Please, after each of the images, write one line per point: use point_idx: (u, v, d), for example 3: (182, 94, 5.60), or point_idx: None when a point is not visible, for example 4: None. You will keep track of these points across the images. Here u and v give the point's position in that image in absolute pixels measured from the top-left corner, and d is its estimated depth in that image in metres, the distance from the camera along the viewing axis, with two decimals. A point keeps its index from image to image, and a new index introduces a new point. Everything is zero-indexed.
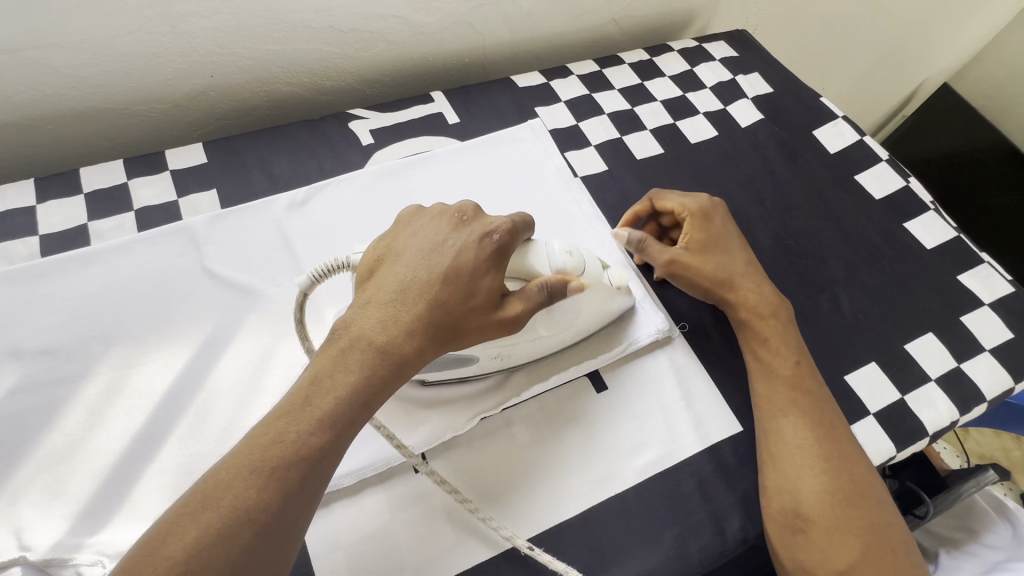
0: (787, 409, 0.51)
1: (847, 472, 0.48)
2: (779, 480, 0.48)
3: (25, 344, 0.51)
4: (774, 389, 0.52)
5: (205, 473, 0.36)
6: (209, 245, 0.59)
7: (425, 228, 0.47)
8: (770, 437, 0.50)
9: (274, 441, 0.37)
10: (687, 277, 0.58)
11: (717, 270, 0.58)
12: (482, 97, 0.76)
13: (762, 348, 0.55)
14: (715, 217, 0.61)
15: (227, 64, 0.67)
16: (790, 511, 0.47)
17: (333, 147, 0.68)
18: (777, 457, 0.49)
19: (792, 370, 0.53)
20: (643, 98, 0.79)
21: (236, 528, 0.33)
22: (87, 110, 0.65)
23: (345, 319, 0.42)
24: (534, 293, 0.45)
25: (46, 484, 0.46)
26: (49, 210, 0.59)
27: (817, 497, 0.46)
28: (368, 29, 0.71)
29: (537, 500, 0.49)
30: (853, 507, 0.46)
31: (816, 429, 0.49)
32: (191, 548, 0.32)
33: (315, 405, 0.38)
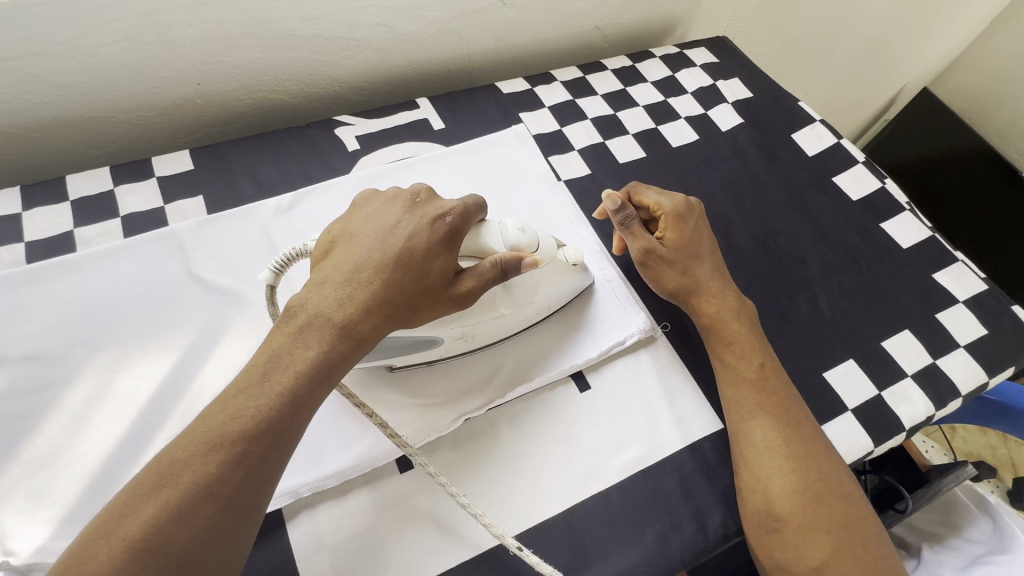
0: (754, 412, 0.52)
1: (816, 470, 0.48)
2: (752, 482, 0.49)
3: (10, 349, 0.51)
4: (741, 391, 0.53)
5: (158, 452, 0.36)
6: (195, 250, 0.59)
7: (374, 211, 0.49)
8: (740, 439, 0.51)
9: (234, 413, 0.38)
10: (657, 271, 0.59)
11: (682, 277, 0.59)
12: (467, 104, 0.77)
13: (728, 352, 0.56)
14: (691, 217, 0.60)
15: (213, 72, 0.68)
16: (764, 512, 0.48)
17: (319, 153, 0.69)
18: (747, 459, 0.50)
19: (757, 373, 0.54)
20: (626, 104, 0.80)
21: (197, 501, 0.35)
22: (73, 118, 0.65)
23: (299, 298, 0.44)
24: (486, 271, 0.48)
25: (29, 490, 0.46)
26: (36, 217, 0.60)
27: (787, 496, 0.47)
28: (354, 38, 0.72)
29: (520, 499, 0.50)
30: (823, 504, 0.47)
31: (782, 429, 0.50)
32: (149, 524, 0.33)
33: (275, 380, 0.40)
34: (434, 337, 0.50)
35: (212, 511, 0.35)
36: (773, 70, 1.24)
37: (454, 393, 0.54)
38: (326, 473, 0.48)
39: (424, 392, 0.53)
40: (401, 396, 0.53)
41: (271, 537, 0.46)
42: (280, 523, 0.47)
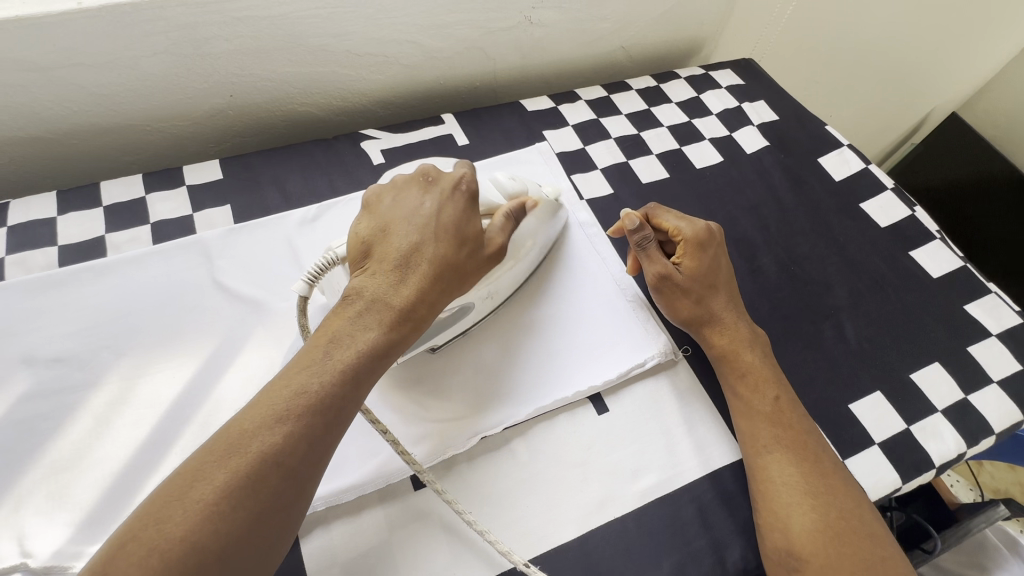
0: (771, 446, 0.50)
1: (837, 506, 0.47)
2: (770, 520, 0.48)
3: (38, 351, 0.52)
4: (755, 420, 0.52)
5: (226, 424, 0.38)
6: (221, 259, 0.60)
7: (400, 196, 0.49)
8: (758, 475, 0.50)
9: (297, 385, 0.39)
10: (672, 295, 0.58)
11: (696, 302, 0.58)
12: (492, 120, 0.77)
13: (742, 384, 0.54)
14: (711, 244, 0.59)
15: (246, 85, 0.70)
16: (784, 550, 0.46)
17: (345, 166, 0.70)
18: (764, 490, 0.49)
19: (772, 407, 0.52)
20: (650, 124, 0.80)
21: (264, 470, 0.36)
22: (109, 125, 0.67)
23: (356, 285, 0.45)
24: (502, 221, 0.51)
25: (50, 492, 0.46)
26: (69, 222, 0.61)
27: (809, 535, 0.45)
28: (383, 54, 0.74)
29: (533, 524, 0.49)
30: (847, 542, 0.45)
31: (801, 461, 0.49)
32: (222, 489, 0.35)
33: (336, 358, 0.41)
34: (466, 302, 0.52)
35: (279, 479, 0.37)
36: (798, 92, 1.23)
37: (470, 410, 0.53)
38: (340, 488, 0.48)
39: (440, 409, 0.53)
40: (415, 412, 0.53)
41: None
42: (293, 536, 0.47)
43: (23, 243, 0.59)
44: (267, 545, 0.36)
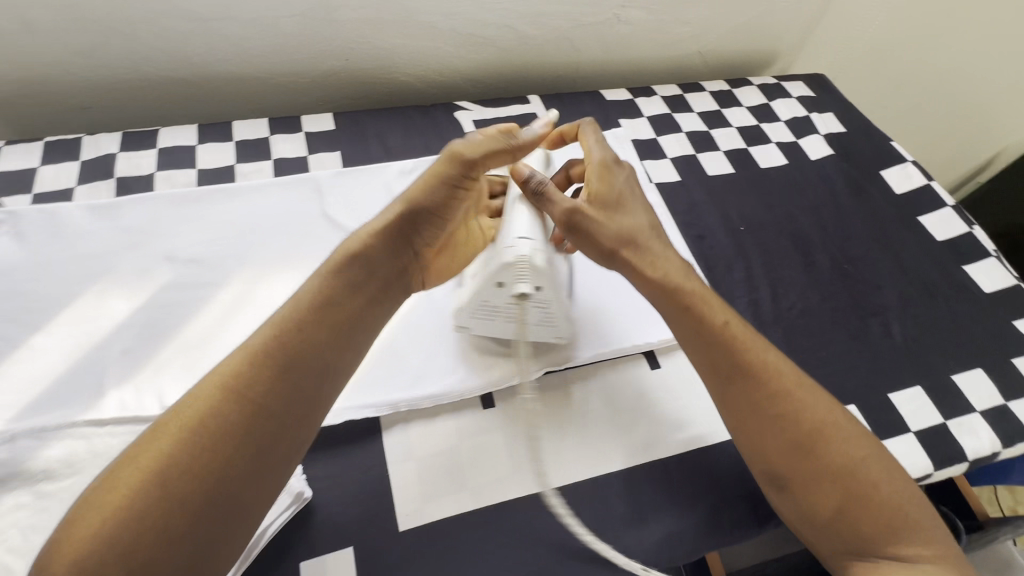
0: (733, 376, 0.50)
1: (806, 419, 0.48)
2: (755, 449, 0.49)
3: (178, 251, 0.62)
4: (717, 352, 0.50)
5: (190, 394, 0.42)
6: (331, 195, 0.68)
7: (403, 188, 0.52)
8: (730, 409, 0.50)
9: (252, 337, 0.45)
10: (589, 234, 0.51)
11: (615, 237, 0.52)
12: (573, 105, 0.84)
13: (690, 317, 0.51)
14: (612, 168, 0.54)
15: (361, 51, 0.79)
16: (771, 473, 0.48)
17: (440, 130, 0.78)
18: (739, 423, 0.50)
19: (726, 330, 0.50)
20: (720, 123, 0.85)
21: (215, 432, 0.40)
22: (241, 75, 0.77)
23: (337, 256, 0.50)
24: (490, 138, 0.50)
25: (184, 363, 0.55)
26: (207, 150, 0.71)
27: (789, 457, 0.47)
28: (483, 36, 0.82)
29: (584, 452, 0.55)
30: (819, 452, 0.47)
31: (766, 384, 0.49)
32: (169, 453, 0.38)
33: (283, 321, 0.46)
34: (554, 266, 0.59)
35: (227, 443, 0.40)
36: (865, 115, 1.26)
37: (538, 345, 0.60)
38: (421, 395, 0.55)
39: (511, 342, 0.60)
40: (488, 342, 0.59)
41: (370, 440, 0.53)
42: (378, 429, 0.54)
43: (170, 163, 0.69)
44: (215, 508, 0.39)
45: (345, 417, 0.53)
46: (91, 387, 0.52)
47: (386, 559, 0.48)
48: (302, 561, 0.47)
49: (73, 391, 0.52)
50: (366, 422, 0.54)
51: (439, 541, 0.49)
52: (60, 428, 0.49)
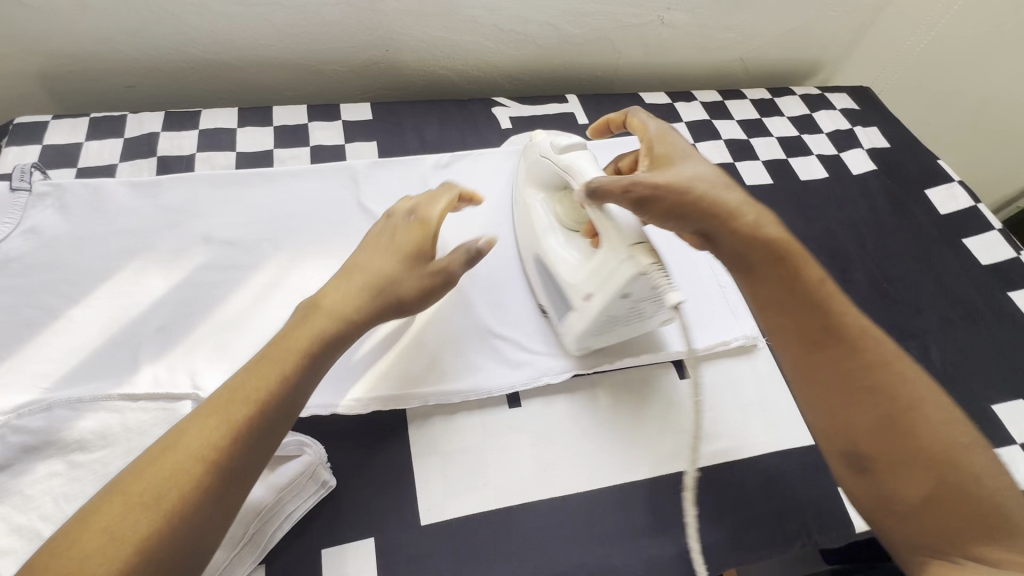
0: (813, 338, 0.45)
1: (899, 393, 0.41)
2: (828, 419, 0.43)
3: (215, 233, 0.62)
4: (800, 317, 0.46)
5: (169, 433, 0.36)
6: (367, 185, 0.68)
7: (370, 252, 0.50)
8: (805, 378, 0.45)
9: (236, 393, 0.38)
10: (659, 198, 0.47)
11: (690, 185, 0.47)
12: (611, 106, 0.83)
13: (769, 271, 0.47)
14: (671, 136, 0.53)
15: (402, 42, 0.78)
16: (843, 448, 0.42)
17: (476, 125, 0.77)
18: (809, 394, 0.45)
19: (814, 285, 0.45)
20: (760, 132, 0.84)
21: (212, 481, 0.35)
22: (283, 62, 0.77)
23: (315, 298, 0.47)
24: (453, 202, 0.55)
25: (218, 344, 0.56)
26: (247, 134, 0.72)
27: (868, 431, 0.41)
28: (525, 33, 0.81)
29: (609, 458, 0.54)
30: (908, 432, 0.40)
31: (852, 348, 0.43)
32: (164, 506, 0.33)
33: (289, 354, 0.42)
34: None
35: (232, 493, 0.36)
36: None
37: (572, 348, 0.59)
38: (449, 390, 0.55)
39: (546, 343, 0.59)
40: (523, 342, 0.59)
41: (396, 432, 0.53)
42: (404, 422, 0.54)
43: (210, 145, 0.70)
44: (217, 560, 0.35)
45: (375, 407, 0.53)
46: (127, 361, 0.53)
47: (406, 552, 0.48)
48: (324, 547, 0.47)
49: (110, 364, 0.53)
50: (393, 413, 0.54)
51: (460, 539, 0.49)
52: (96, 400, 0.50)
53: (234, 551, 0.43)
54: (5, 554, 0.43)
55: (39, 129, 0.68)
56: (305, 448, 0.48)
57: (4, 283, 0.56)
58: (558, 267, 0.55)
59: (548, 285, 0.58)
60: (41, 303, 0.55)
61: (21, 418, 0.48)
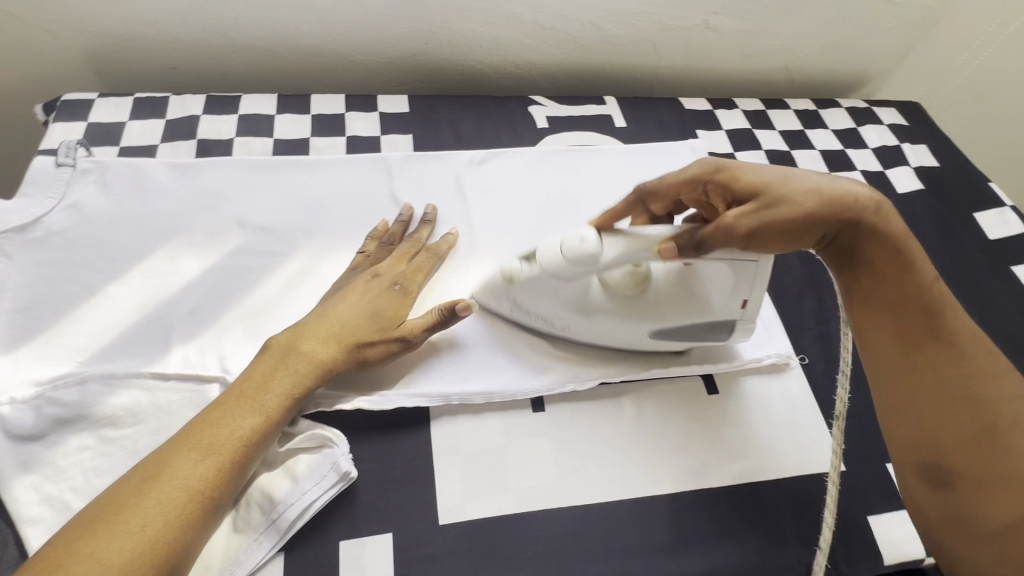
0: (910, 346, 0.46)
1: (998, 410, 0.43)
2: (907, 431, 0.45)
3: (250, 218, 0.63)
4: (901, 318, 0.46)
5: (150, 457, 0.43)
6: (400, 178, 0.68)
7: (347, 299, 0.53)
8: (894, 388, 0.46)
9: (216, 436, 0.44)
10: (774, 225, 0.46)
11: (808, 198, 0.46)
12: (650, 110, 0.82)
13: (880, 281, 0.47)
14: (730, 162, 0.50)
15: (442, 36, 0.78)
16: (927, 461, 0.44)
17: (512, 124, 0.77)
18: (891, 403, 0.46)
19: (920, 295, 0.46)
20: (802, 144, 0.81)
21: (185, 503, 0.41)
22: (322, 50, 0.77)
23: (288, 338, 0.51)
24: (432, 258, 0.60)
25: (247, 328, 0.56)
26: (284, 121, 0.72)
27: (955, 446, 0.43)
28: (566, 31, 0.80)
29: (632, 470, 0.53)
30: (995, 446, 0.42)
31: (953, 361, 0.44)
32: (136, 522, 0.39)
33: (256, 395, 0.47)
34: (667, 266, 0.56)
35: (193, 514, 0.41)
36: None
37: (599, 355, 0.58)
38: (472, 391, 0.54)
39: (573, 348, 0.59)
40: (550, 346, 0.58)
41: (417, 428, 0.53)
42: (426, 419, 0.53)
43: (248, 130, 0.70)
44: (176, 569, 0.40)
45: (396, 403, 0.52)
46: (158, 341, 0.54)
47: (422, 551, 0.47)
48: (342, 539, 0.47)
49: (142, 343, 0.54)
50: (416, 410, 0.54)
51: (476, 541, 0.48)
52: (127, 377, 0.51)
53: (255, 536, 0.45)
54: (35, 523, 0.45)
55: (85, 107, 0.69)
56: (328, 443, 0.49)
57: (46, 257, 0.57)
58: (693, 311, 0.54)
59: (680, 335, 0.56)
60: (79, 278, 0.56)
61: (56, 390, 0.49)
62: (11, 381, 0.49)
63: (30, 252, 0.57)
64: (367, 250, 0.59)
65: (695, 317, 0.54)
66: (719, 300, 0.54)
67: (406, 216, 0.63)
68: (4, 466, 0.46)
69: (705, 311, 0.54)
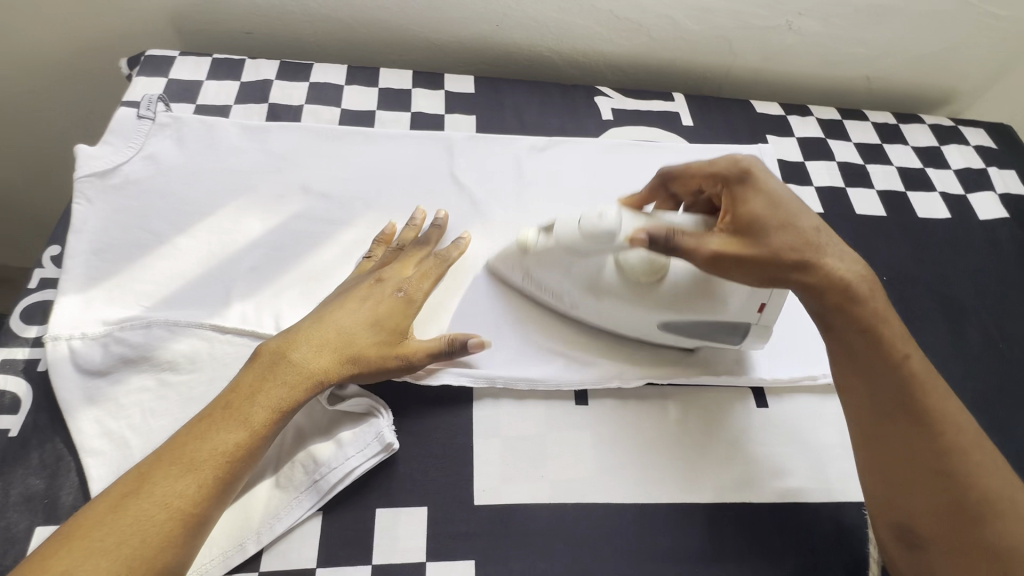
0: (891, 411, 0.45)
1: (973, 484, 0.43)
2: (885, 492, 0.45)
3: (313, 184, 0.64)
4: (875, 388, 0.46)
5: (129, 472, 0.42)
6: (461, 158, 0.68)
7: (345, 307, 0.51)
8: (873, 450, 0.46)
9: (200, 451, 0.42)
10: (739, 268, 0.47)
11: (786, 250, 0.46)
12: (719, 110, 0.79)
13: (865, 343, 0.46)
14: (759, 178, 0.50)
15: (513, 18, 0.77)
16: (900, 525, 0.44)
17: (577, 113, 0.75)
18: (872, 461, 0.46)
19: (899, 364, 0.45)
20: (878, 159, 0.77)
21: (168, 521, 0.39)
22: (393, 25, 0.77)
23: (279, 346, 0.48)
24: (441, 264, 0.57)
25: (303, 291, 0.57)
26: (352, 92, 0.73)
27: (928, 512, 0.43)
28: (640, 23, 0.78)
29: (672, 476, 0.52)
30: (973, 519, 0.42)
31: (932, 431, 0.44)
32: (114, 539, 0.38)
33: (240, 408, 0.45)
34: None
35: (177, 531, 0.40)
36: None
37: (647, 357, 0.57)
38: (518, 376, 0.54)
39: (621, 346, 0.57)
40: (598, 340, 0.57)
41: (459, 407, 0.53)
42: (469, 398, 0.53)
43: (317, 98, 0.71)
44: None
45: (442, 380, 0.53)
46: (218, 295, 0.55)
47: (456, 529, 0.48)
48: (379, 507, 0.48)
49: (204, 295, 0.55)
50: (459, 389, 0.54)
51: (509, 526, 0.48)
52: (189, 326, 0.53)
53: (296, 494, 0.46)
54: (96, 454, 0.47)
55: (166, 63, 0.72)
56: (374, 412, 0.50)
57: (121, 204, 0.59)
58: (703, 310, 0.51)
59: (691, 332, 0.54)
60: (150, 228, 0.58)
61: (124, 331, 0.51)
62: (83, 318, 0.52)
63: (107, 197, 0.59)
64: (374, 254, 0.58)
65: (706, 317, 0.52)
66: (736, 303, 0.51)
67: (417, 218, 0.60)
68: (72, 397, 0.49)
69: (720, 312, 0.51)
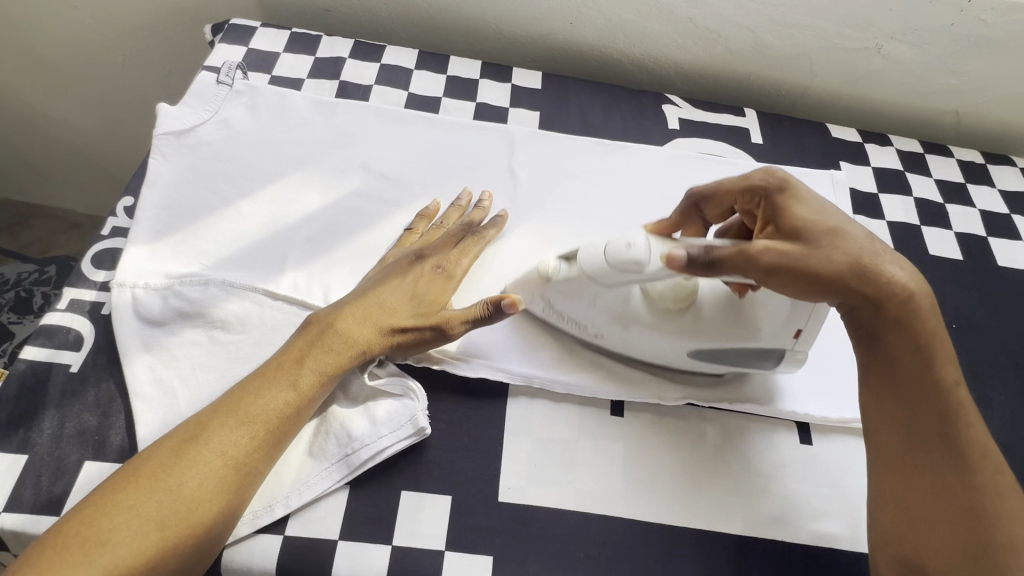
0: (927, 440, 0.42)
1: (995, 524, 0.40)
2: (900, 525, 0.43)
3: (373, 164, 0.65)
4: (911, 414, 0.43)
5: (191, 419, 0.44)
6: (521, 152, 0.68)
7: (388, 282, 0.52)
8: (894, 478, 0.43)
9: (254, 408, 0.44)
10: (792, 282, 0.42)
11: (839, 259, 0.42)
12: (792, 130, 0.76)
13: (916, 368, 0.43)
14: (796, 188, 0.45)
15: (589, 17, 0.76)
16: (909, 559, 0.42)
17: (643, 119, 0.74)
18: (891, 490, 0.44)
19: (938, 391, 0.43)
20: (960, 200, 0.73)
21: (227, 470, 0.42)
22: (468, 14, 0.78)
23: (327, 313, 0.50)
24: (479, 241, 0.57)
25: (353, 267, 0.58)
26: (421, 77, 0.73)
27: (944, 549, 0.41)
28: (718, 33, 0.76)
29: (703, 500, 0.50)
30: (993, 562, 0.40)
31: (963, 462, 0.42)
32: (182, 482, 0.40)
33: (290, 370, 0.47)
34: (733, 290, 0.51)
35: (234, 479, 0.42)
36: None
37: (689, 376, 0.55)
38: (556, 378, 0.53)
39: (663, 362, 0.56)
40: None
41: (495, 402, 0.53)
42: (504, 395, 0.53)
43: (387, 80, 0.72)
44: (219, 531, 0.41)
45: (479, 373, 0.53)
46: (273, 262, 0.57)
47: (478, 522, 0.47)
48: (405, 490, 0.48)
49: (259, 259, 0.57)
50: (495, 384, 0.53)
51: (531, 527, 0.48)
52: (242, 288, 0.54)
53: (326, 465, 0.47)
54: (145, 399, 0.49)
55: (248, 33, 0.74)
56: (408, 394, 0.50)
57: (192, 164, 0.61)
58: (740, 340, 0.49)
59: (725, 360, 0.51)
60: (217, 189, 0.60)
61: (182, 286, 0.53)
62: (148, 268, 0.54)
63: (181, 156, 0.62)
64: (417, 228, 0.59)
65: (741, 344, 0.49)
66: (771, 330, 0.48)
67: (463, 199, 0.61)
68: (131, 342, 0.51)
69: (755, 338, 0.49)
